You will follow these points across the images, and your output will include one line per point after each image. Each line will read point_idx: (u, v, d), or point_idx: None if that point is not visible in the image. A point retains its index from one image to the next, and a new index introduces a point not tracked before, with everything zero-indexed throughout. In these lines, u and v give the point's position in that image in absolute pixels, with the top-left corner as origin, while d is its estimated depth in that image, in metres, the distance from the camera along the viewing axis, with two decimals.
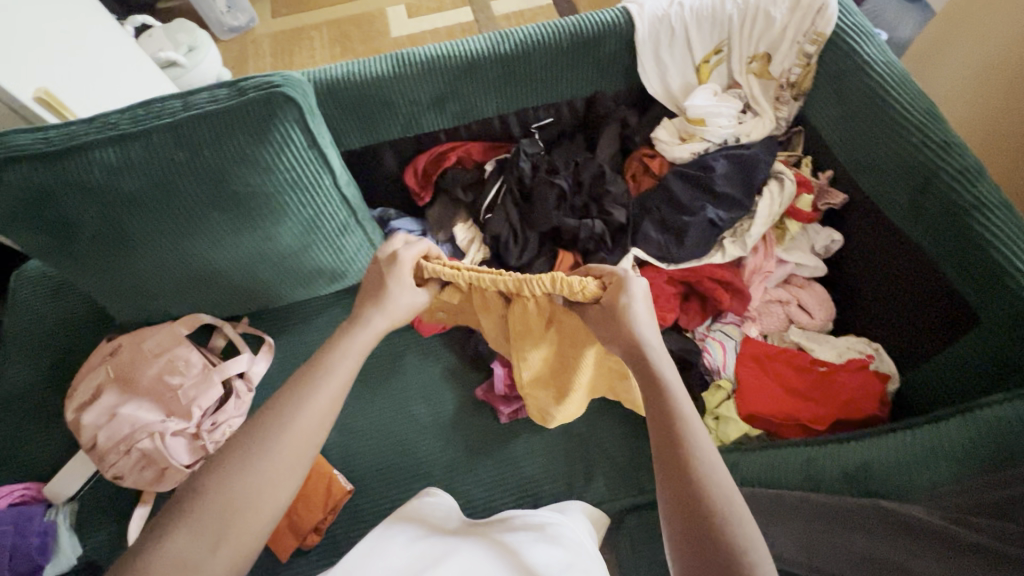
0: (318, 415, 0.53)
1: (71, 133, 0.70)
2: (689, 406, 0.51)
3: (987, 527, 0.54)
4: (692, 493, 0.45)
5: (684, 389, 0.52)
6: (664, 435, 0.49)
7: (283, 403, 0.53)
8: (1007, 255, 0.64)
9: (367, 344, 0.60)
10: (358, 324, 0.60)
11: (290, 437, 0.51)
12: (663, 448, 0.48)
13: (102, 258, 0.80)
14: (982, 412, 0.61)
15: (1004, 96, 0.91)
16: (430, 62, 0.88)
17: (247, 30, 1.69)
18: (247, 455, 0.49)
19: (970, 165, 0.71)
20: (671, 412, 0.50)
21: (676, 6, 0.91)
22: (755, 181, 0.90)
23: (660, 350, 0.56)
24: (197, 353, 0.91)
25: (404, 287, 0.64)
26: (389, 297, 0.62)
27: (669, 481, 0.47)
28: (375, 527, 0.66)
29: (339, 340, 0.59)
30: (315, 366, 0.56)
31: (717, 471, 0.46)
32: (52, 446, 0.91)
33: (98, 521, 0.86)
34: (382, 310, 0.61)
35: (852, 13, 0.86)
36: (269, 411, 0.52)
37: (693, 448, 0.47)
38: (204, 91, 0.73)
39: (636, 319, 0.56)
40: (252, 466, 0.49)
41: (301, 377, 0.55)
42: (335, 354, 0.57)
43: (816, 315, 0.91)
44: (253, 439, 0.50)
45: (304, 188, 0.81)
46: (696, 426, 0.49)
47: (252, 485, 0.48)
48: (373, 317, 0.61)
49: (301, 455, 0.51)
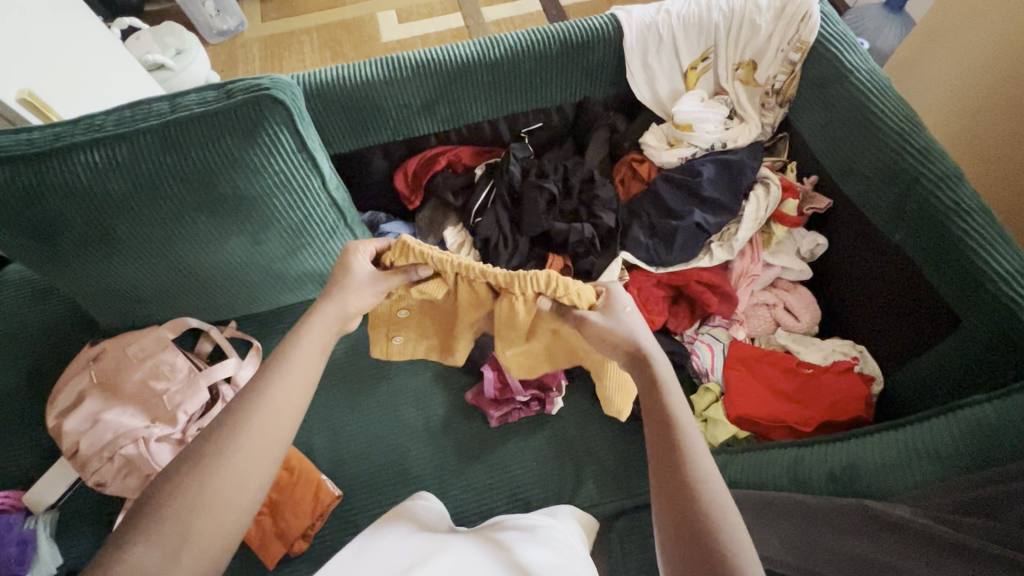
0: (282, 407, 0.53)
1: (57, 135, 0.70)
2: (686, 410, 0.51)
3: (972, 526, 0.54)
4: (683, 496, 0.45)
5: (681, 392, 0.53)
6: (659, 437, 0.50)
7: (245, 400, 0.52)
8: (986, 257, 0.66)
9: (328, 333, 0.60)
10: (315, 316, 0.60)
11: (254, 433, 0.50)
12: (658, 450, 0.49)
13: (86, 261, 0.79)
14: (963, 412, 0.62)
15: (982, 103, 0.94)
16: (420, 66, 0.89)
17: (236, 33, 1.68)
18: (214, 455, 0.49)
19: (949, 170, 0.72)
20: (666, 415, 0.50)
21: (663, 14, 0.93)
22: (741, 186, 0.92)
23: (660, 354, 0.56)
24: (182, 357, 0.89)
25: (361, 277, 0.62)
26: (341, 289, 0.61)
27: (663, 484, 0.47)
28: (365, 529, 0.65)
29: (297, 331, 0.58)
30: (273, 359, 0.55)
31: (710, 475, 0.46)
32: (33, 453, 0.89)
33: (79, 529, 0.84)
34: (332, 298, 0.60)
35: (835, 22, 0.88)
36: (233, 408, 0.52)
37: (687, 451, 0.48)
38: (193, 93, 0.73)
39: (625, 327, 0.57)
40: (217, 464, 0.48)
41: (261, 371, 0.55)
42: (293, 345, 0.57)
43: (802, 318, 0.93)
44: (219, 437, 0.50)
45: (293, 191, 0.80)
46: (692, 429, 0.50)
47: (217, 483, 0.47)
48: (323, 306, 0.60)
49: (268, 450, 0.51)
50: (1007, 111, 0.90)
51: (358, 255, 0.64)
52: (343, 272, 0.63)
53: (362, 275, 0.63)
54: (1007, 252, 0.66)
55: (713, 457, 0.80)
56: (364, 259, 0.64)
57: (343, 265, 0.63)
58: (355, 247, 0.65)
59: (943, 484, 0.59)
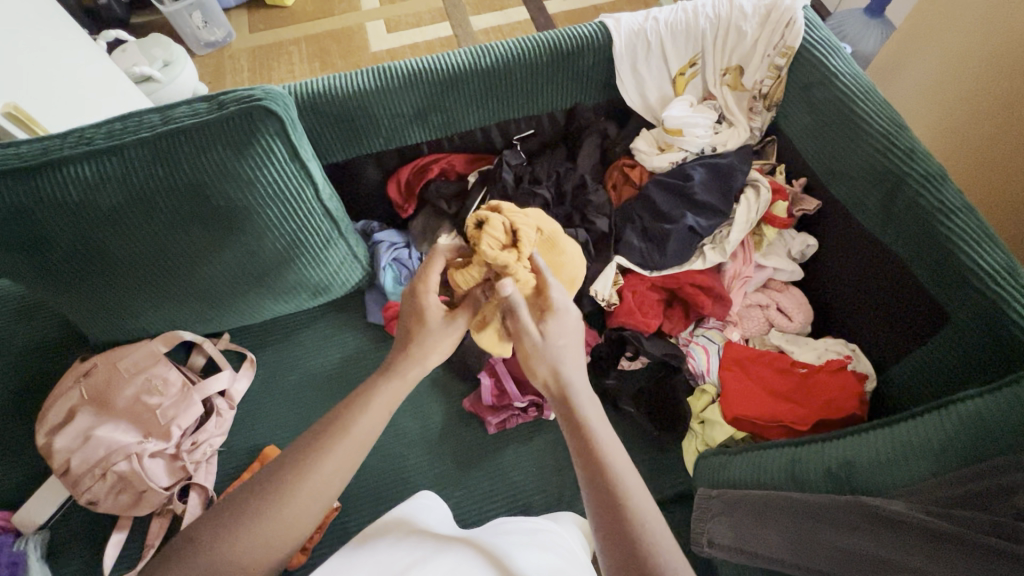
0: (336, 471, 0.54)
1: (45, 149, 0.69)
2: (616, 451, 0.53)
3: (969, 520, 0.54)
4: (630, 546, 0.47)
5: (606, 429, 0.55)
6: (596, 487, 0.51)
7: (303, 455, 0.53)
8: (972, 256, 0.67)
9: (393, 400, 0.59)
10: (392, 375, 0.60)
11: (303, 496, 0.52)
12: (598, 502, 0.51)
13: (75, 276, 0.78)
14: (957, 406, 0.63)
15: (963, 104, 0.96)
16: (411, 75, 0.89)
17: (224, 45, 1.68)
18: (254, 513, 0.50)
19: (933, 170, 0.74)
20: (599, 464, 0.52)
21: (651, 21, 0.94)
22: (732, 189, 0.93)
23: (583, 390, 0.58)
24: (175, 370, 0.88)
25: (441, 333, 0.64)
26: (420, 345, 0.62)
27: (607, 532, 0.49)
28: (358, 538, 0.64)
29: (369, 391, 0.59)
30: (339, 419, 0.56)
31: (649, 516, 0.49)
32: (21, 472, 0.87)
33: (71, 549, 0.82)
34: (415, 357, 0.62)
35: (819, 27, 0.90)
36: (291, 462, 0.53)
37: (624, 497, 0.50)
38: (184, 105, 0.73)
39: (561, 357, 0.60)
40: (260, 521, 0.50)
41: (325, 430, 0.55)
42: (357, 413, 0.56)
43: (795, 318, 0.94)
44: (268, 487, 0.51)
45: (285, 202, 0.80)
46: (621, 465, 0.52)
47: (253, 536, 0.49)
48: (407, 369, 0.61)
49: (307, 513, 0.52)
50: (994, 109, 0.91)
51: (427, 294, 0.63)
52: (420, 325, 0.63)
53: (438, 325, 0.63)
54: (992, 250, 0.67)
55: (710, 459, 0.81)
56: (435, 303, 0.64)
57: (417, 313, 0.63)
58: (424, 284, 0.64)
59: (938, 479, 0.60)
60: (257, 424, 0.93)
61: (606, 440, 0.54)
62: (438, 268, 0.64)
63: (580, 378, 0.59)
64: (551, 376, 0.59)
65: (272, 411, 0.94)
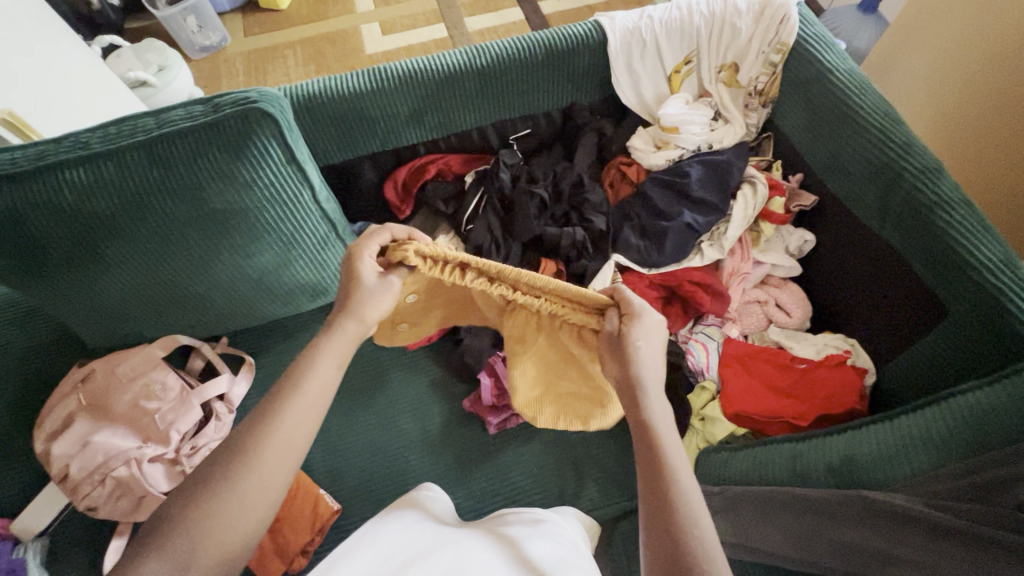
0: (297, 431, 0.53)
1: (40, 154, 0.69)
2: (684, 468, 0.50)
3: (968, 510, 0.54)
4: (676, 551, 0.45)
5: (677, 438, 0.53)
6: (652, 493, 0.49)
7: (261, 421, 0.53)
8: (970, 250, 0.67)
9: (339, 355, 0.59)
10: (333, 331, 0.60)
11: (266, 457, 0.51)
12: (650, 502, 0.49)
13: (71, 281, 0.78)
14: (957, 399, 0.63)
15: (957, 99, 0.97)
16: (406, 76, 0.89)
17: (219, 49, 1.68)
18: (224, 483, 0.49)
19: (929, 164, 0.74)
20: (660, 469, 0.50)
21: (645, 20, 0.94)
22: (729, 186, 0.93)
23: (656, 396, 0.55)
24: (174, 375, 0.88)
25: (371, 288, 0.61)
26: (356, 302, 0.61)
27: (655, 532, 0.47)
28: (374, 517, 0.66)
29: (313, 349, 0.58)
30: (290, 378, 0.56)
31: (702, 530, 0.46)
32: (19, 480, 0.87)
33: (71, 556, 0.82)
34: (350, 312, 0.60)
35: (812, 23, 0.90)
36: (249, 429, 0.53)
37: (685, 508, 0.47)
38: (179, 108, 0.73)
39: (638, 361, 0.55)
40: (233, 488, 0.49)
41: (279, 391, 0.55)
42: (309, 376, 0.56)
43: (793, 313, 0.94)
44: (235, 460, 0.51)
45: (283, 204, 0.79)
46: (684, 475, 0.50)
47: (227, 506, 0.49)
48: (345, 322, 0.60)
49: (276, 476, 0.51)
50: (990, 101, 0.91)
51: (362, 261, 0.62)
52: (353, 284, 0.61)
53: (374, 282, 0.62)
54: (989, 243, 0.68)
55: (712, 457, 0.81)
56: (371, 268, 0.62)
57: (350, 274, 0.62)
58: (359, 250, 0.63)
59: (941, 472, 0.60)
60: None
61: (674, 449, 0.52)
62: (380, 241, 0.64)
63: (656, 382, 0.56)
64: (624, 374, 0.56)
65: None
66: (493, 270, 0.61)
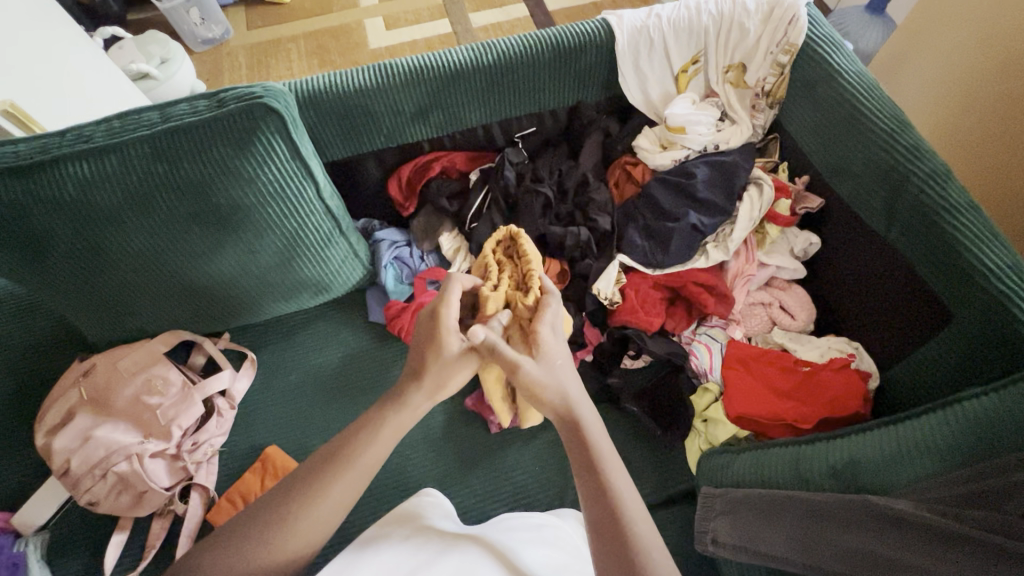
0: (361, 472, 0.57)
1: (44, 146, 0.69)
2: (618, 471, 0.55)
3: (972, 517, 0.54)
4: (625, 555, 0.50)
5: (606, 440, 0.57)
6: (597, 505, 0.53)
7: (314, 475, 0.56)
8: (977, 255, 0.67)
9: (400, 428, 0.59)
10: (403, 406, 0.59)
11: (306, 520, 0.54)
12: (597, 511, 0.53)
13: (74, 274, 0.77)
14: (960, 405, 0.63)
15: (967, 103, 0.96)
16: (412, 72, 0.89)
17: (222, 41, 1.67)
18: (260, 534, 0.53)
19: (938, 168, 0.74)
20: (600, 478, 0.54)
21: (653, 18, 0.94)
22: (735, 186, 0.93)
23: (590, 415, 0.58)
24: (175, 370, 0.88)
25: (450, 359, 0.60)
26: (432, 377, 0.60)
27: (605, 543, 0.52)
28: (368, 531, 0.65)
29: (376, 423, 0.58)
30: (349, 448, 0.57)
31: (644, 528, 0.52)
32: (20, 474, 0.86)
33: (71, 550, 0.82)
34: (427, 386, 0.60)
35: (822, 24, 0.90)
36: (298, 486, 0.55)
37: (626, 511, 0.53)
38: (184, 102, 0.72)
39: (558, 382, 0.58)
40: (266, 541, 0.53)
41: (335, 458, 0.57)
42: (368, 436, 0.57)
43: (798, 316, 0.94)
44: (271, 513, 0.54)
45: (286, 200, 0.79)
46: (620, 477, 0.55)
47: (291, 533, 0.53)
48: (417, 398, 0.59)
49: (310, 536, 0.54)
50: (998, 106, 0.91)
51: (448, 335, 0.61)
52: (433, 354, 0.60)
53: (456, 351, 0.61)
54: (997, 249, 0.67)
55: (713, 458, 0.80)
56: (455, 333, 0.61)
57: (434, 340, 0.61)
58: (443, 313, 0.61)
59: (943, 478, 0.59)
60: (257, 424, 0.92)
61: (607, 453, 0.56)
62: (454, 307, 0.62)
63: (579, 393, 0.60)
64: (559, 399, 0.58)
65: (274, 411, 0.94)
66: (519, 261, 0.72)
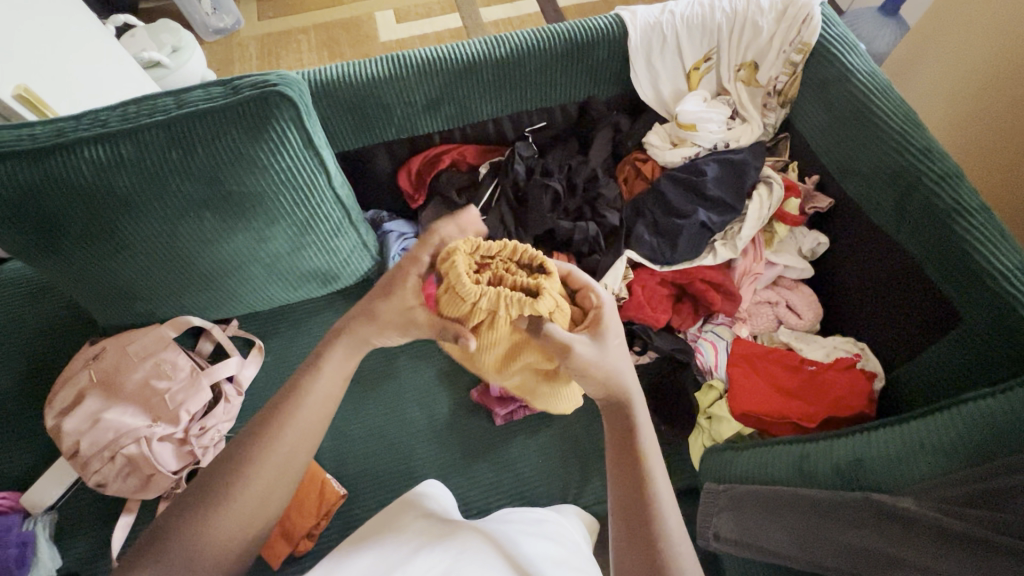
0: (314, 415, 0.57)
1: (60, 130, 0.70)
2: (659, 468, 0.55)
3: (975, 517, 0.55)
4: (649, 545, 0.51)
5: (654, 436, 0.56)
6: (628, 493, 0.54)
7: (269, 428, 0.55)
8: (987, 257, 0.67)
9: (343, 368, 0.60)
10: (338, 340, 0.59)
11: (263, 469, 0.54)
12: (625, 498, 0.54)
13: (86, 258, 0.78)
14: (965, 406, 0.63)
15: (979, 106, 0.96)
16: (425, 65, 0.89)
17: (233, 31, 1.67)
18: (227, 491, 0.52)
19: (949, 169, 0.74)
20: (638, 470, 0.54)
21: (667, 15, 0.94)
22: (744, 186, 0.93)
23: (640, 409, 0.58)
24: (184, 356, 0.89)
25: (396, 316, 0.59)
26: (380, 322, 0.59)
27: (630, 530, 0.52)
28: (377, 516, 0.66)
29: (317, 367, 0.58)
30: (296, 395, 0.56)
31: (673, 525, 0.52)
32: (28, 455, 0.87)
33: (78, 530, 0.83)
34: (363, 327, 0.59)
35: (836, 24, 0.90)
36: (256, 438, 0.55)
37: (657, 504, 0.52)
38: (199, 89, 0.73)
39: (615, 370, 0.56)
40: (232, 499, 0.52)
41: (279, 407, 0.56)
42: (309, 379, 0.57)
43: (804, 316, 0.93)
44: (234, 470, 0.53)
45: (299, 188, 0.80)
46: (659, 472, 0.55)
47: (262, 485, 0.53)
48: (363, 332, 0.59)
49: (276, 488, 0.55)
50: (1010, 110, 0.90)
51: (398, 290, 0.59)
52: (380, 297, 0.59)
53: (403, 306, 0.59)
54: (1007, 251, 0.67)
55: (717, 454, 0.81)
56: (412, 287, 0.59)
57: (387, 288, 0.60)
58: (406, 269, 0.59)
59: (948, 478, 0.60)
60: None
61: (650, 448, 0.55)
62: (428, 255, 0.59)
63: (635, 385, 0.58)
64: (617, 385, 0.57)
65: None
66: (504, 262, 0.57)
